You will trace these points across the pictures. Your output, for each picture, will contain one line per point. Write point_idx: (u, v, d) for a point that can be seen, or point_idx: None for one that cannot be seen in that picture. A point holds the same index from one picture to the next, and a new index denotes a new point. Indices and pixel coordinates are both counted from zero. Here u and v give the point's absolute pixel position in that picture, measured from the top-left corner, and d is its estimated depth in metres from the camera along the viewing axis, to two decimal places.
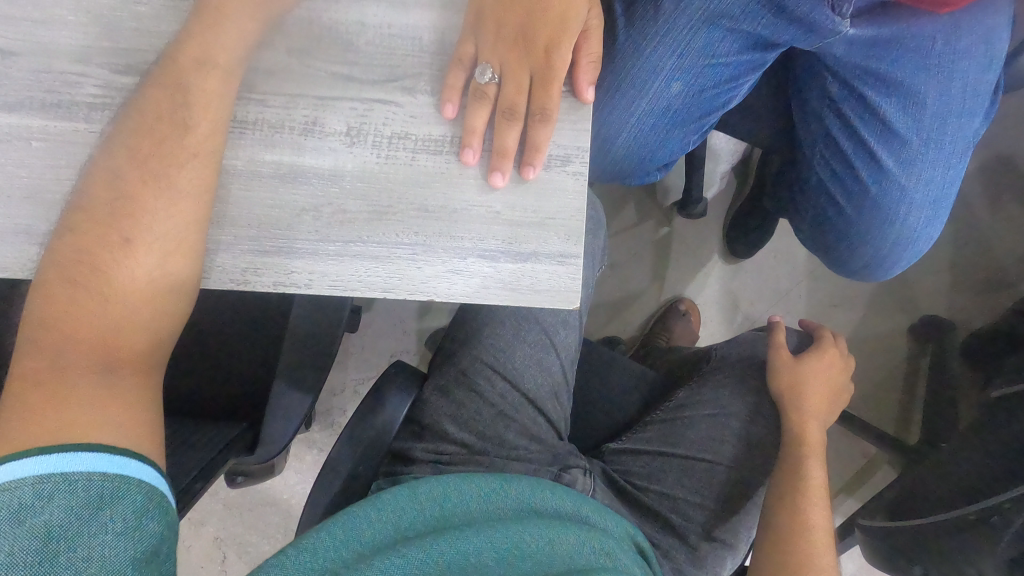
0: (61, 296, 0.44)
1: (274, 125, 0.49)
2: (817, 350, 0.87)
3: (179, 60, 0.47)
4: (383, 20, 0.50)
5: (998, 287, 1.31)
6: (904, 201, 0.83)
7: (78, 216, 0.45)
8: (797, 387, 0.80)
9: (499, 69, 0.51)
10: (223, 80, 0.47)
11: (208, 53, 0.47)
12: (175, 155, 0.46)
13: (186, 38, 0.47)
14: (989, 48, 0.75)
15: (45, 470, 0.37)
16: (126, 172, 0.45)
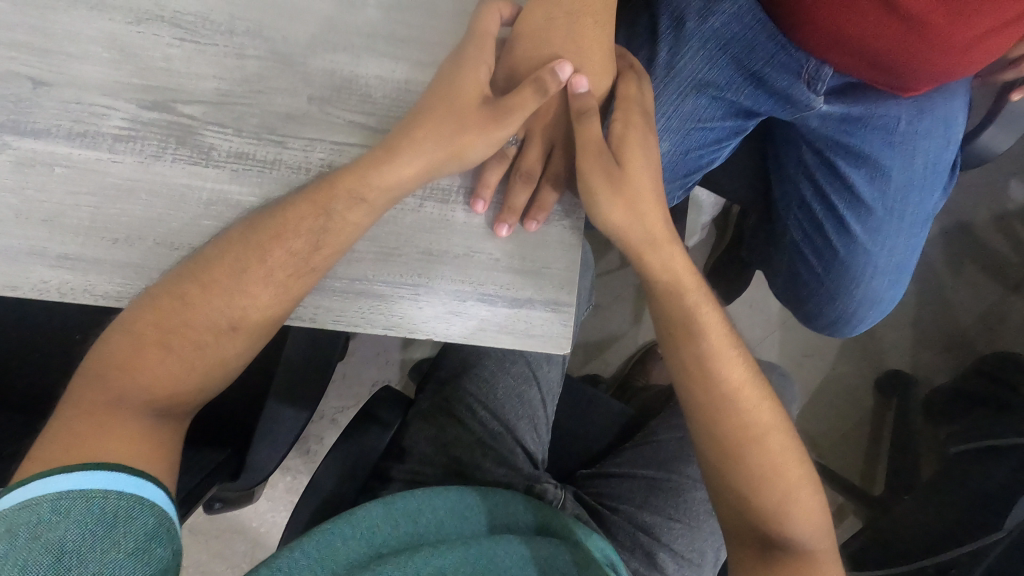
0: (148, 344, 0.49)
1: (292, 167, 0.51)
2: (590, 117, 0.53)
3: (335, 186, 0.50)
4: (400, 75, 0.53)
5: (958, 347, 1.38)
6: (870, 264, 0.89)
7: (187, 281, 0.49)
8: (615, 172, 0.54)
9: (523, 135, 0.56)
10: (368, 214, 0.50)
11: (362, 188, 0.49)
12: (290, 257, 0.50)
13: (353, 168, 0.50)
14: (948, 129, 0.81)
15: (65, 487, 0.41)
16: (237, 252, 0.49)
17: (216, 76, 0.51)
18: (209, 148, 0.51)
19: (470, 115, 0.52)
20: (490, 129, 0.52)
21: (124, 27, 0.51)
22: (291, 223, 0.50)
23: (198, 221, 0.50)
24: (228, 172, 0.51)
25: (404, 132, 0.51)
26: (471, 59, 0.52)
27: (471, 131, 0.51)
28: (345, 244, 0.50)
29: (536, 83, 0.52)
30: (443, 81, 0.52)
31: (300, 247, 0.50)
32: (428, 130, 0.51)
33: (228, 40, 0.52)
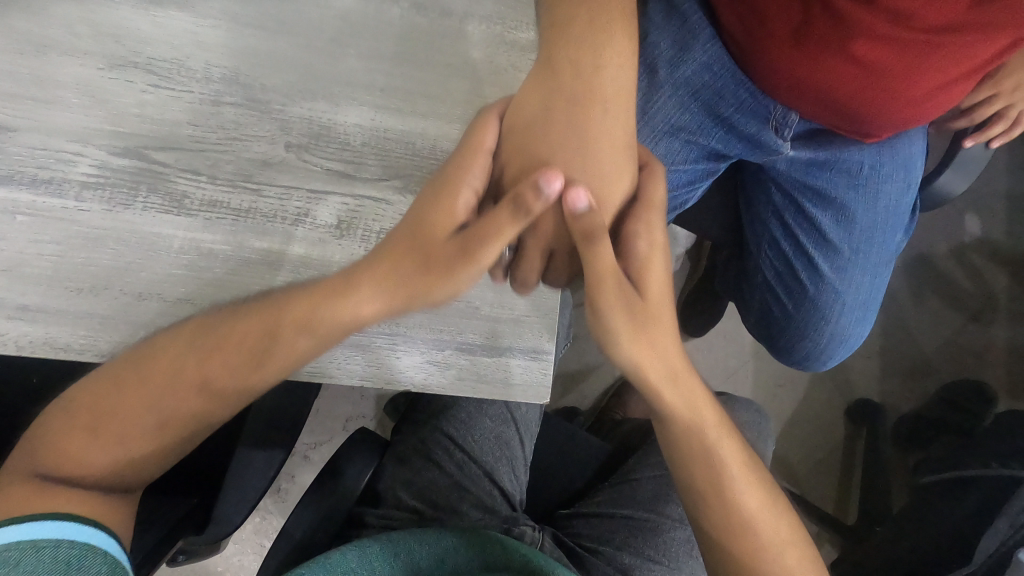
0: (81, 424, 0.47)
1: (267, 214, 0.51)
2: (602, 240, 0.44)
3: (287, 311, 0.45)
4: (380, 124, 0.53)
5: (923, 375, 1.42)
6: (838, 302, 0.91)
7: (124, 365, 0.46)
8: (637, 307, 0.47)
9: (517, 241, 0.47)
10: (314, 344, 0.46)
11: (313, 321, 0.45)
12: (224, 371, 0.46)
13: (307, 295, 0.45)
14: (909, 172, 0.85)
15: (14, 539, 0.41)
16: (175, 354, 0.46)
17: (190, 123, 0.50)
18: (181, 196, 0.50)
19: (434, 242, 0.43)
20: (456, 266, 0.43)
21: (97, 73, 0.50)
22: (235, 341, 0.46)
23: (169, 270, 0.49)
24: (201, 220, 0.50)
25: (363, 266, 0.45)
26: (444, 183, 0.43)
27: (435, 265, 0.43)
28: (287, 368, 0.47)
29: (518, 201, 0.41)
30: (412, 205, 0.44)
31: (237, 362, 0.46)
32: (385, 264, 0.44)
33: (204, 87, 0.51)
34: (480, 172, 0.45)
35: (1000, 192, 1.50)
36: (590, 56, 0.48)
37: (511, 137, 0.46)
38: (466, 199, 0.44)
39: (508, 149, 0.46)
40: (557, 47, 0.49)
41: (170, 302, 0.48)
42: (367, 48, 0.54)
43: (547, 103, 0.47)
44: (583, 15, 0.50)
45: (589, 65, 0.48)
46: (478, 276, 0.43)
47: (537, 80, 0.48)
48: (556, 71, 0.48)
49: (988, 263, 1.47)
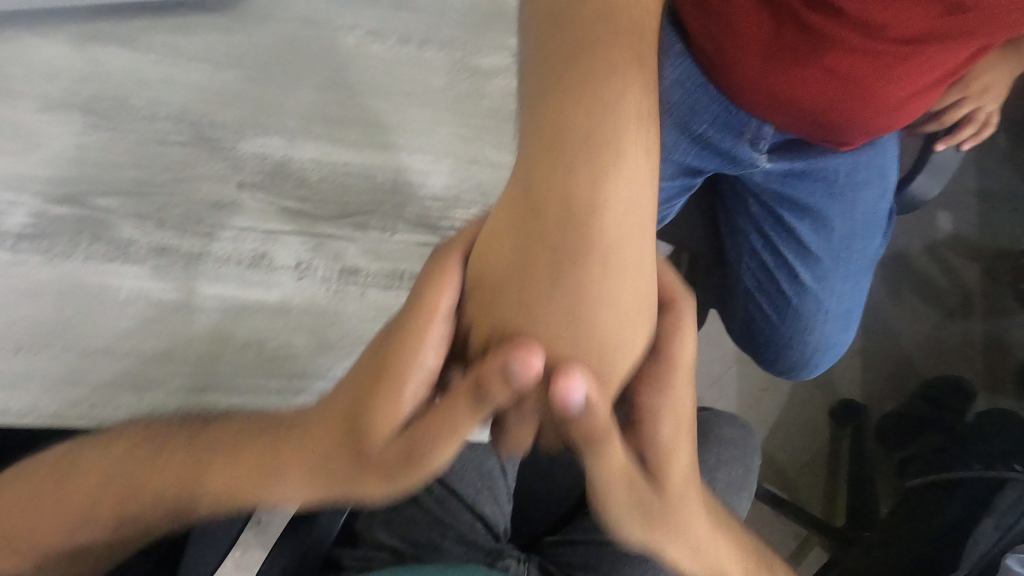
0: None
1: (220, 258, 0.48)
2: (586, 440, 0.37)
3: (213, 468, 0.40)
4: (338, 158, 0.51)
5: (904, 373, 1.43)
6: (821, 311, 0.91)
7: (38, 471, 0.43)
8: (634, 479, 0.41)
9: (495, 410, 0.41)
10: (239, 502, 0.41)
11: (237, 495, 0.40)
12: (138, 508, 0.41)
13: (235, 458, 0.40)
14: (886, 178, 0.84)
15: None
16: (89, 484, 0.42)
17: (134, 165, 0.48)
18: (126, 243, 0.47)
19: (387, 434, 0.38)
20: (402, 472, 0.37)
21: (32, 116, 0.47)
22: (153, 483, 0.41)
23: (116, 322, 0.46)
24: (148, 267, 0.47)
25: (298, 449, 0.39)
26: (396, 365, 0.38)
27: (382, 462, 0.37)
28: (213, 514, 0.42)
29: (473, 391, 0.35)
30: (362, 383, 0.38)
31: (156, 508, 0.41)
32: (326, 454, 0.38)
33: (148, 126, 0.48)
34: (435, 347, 0.38)
35: (970, 188, 1.52)
36: (586, 195, 0.37)
37: (476, 301, 0.38)
38: (418, 384, 0.38)
39: (473, 314, 0.38)
40: (540, 181, 0.38)
41: (118, 357, 0.45)
42: (322, 79, 0.52)
43: (526, 261, 0.37)
44: (575, 132, 0.39)
45: (584, 209, 0.37)
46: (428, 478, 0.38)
47: (512, 223, 0.38)
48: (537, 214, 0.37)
49: (962, 259, 1.48)
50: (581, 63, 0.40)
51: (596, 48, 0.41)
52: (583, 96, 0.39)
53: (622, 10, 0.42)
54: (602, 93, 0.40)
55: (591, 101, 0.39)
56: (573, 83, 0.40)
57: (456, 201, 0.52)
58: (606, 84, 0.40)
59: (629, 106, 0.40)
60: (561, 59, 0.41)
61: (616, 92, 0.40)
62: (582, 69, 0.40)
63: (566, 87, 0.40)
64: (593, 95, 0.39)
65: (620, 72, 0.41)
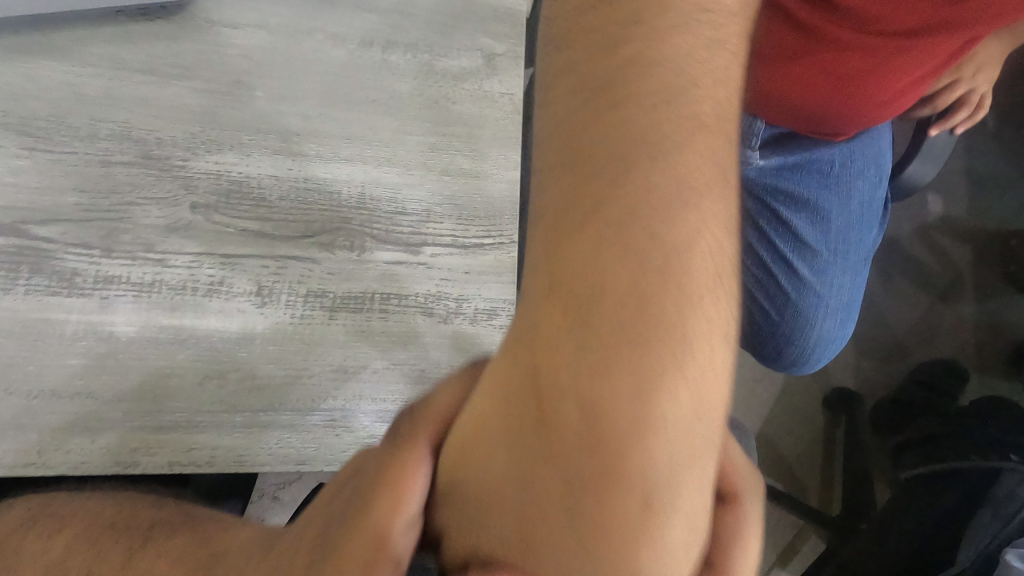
0: None
1: (175, 287, 0.45)
2: None
3: None
4: (299, 172, 0.47)
5: (897, 359, 1.42)
6: (822, 305, 0.86)
7: None
8: None
9: None
10: None
11: None
12: None
13: None
14: (879, 168, 0.84)
15: None
16: None
17: (75, 189, 0.44)
18: (71, 275, 0.43)
19: None
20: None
21: None
22: None
23: (63, 361, 0.42)
24: (96, 300, 0.43)
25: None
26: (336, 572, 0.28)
27: None
28: None
29: None
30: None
31: None
32: None
33: (90, 145, 0.44)
34: (409, 539, 0.29)
35: (959, 170, 1.50)
36: (621, 403, 0.25)
37: (456, 502, 0.29)
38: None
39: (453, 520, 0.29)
40: (556, 365, 0.26)
41: (67, 399, 0.42)
42: (279, 89, 0.48)
43: (526, 473, 0.27)
44: (615, 294, 0.26)
45: (617, 425, 0.25)
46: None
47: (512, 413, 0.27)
48: (547, 416, 0.26)
49: (953, 241, 1.47)
50: (628, 180, 0.27)
51: (655, 159, 0.27)
52: (632, 234, 0.26)
53: (700, 93, 0.29)
54: (661, 235, 0.26)
55: (642, 245, 0.26)
56: (614, 212, 0.27)
57: (427, 215, 0.49)
58: (668, 216, 0.27)
59: (701, 252, 0.27)
60: (597, 165, 0.27)
61: (685, 234, 0.27)
62: (629, 191, 0.27)
63: (605, 218, 0.27)
64: (645, 235, 0.26)
65: (690, 199, 0.27)
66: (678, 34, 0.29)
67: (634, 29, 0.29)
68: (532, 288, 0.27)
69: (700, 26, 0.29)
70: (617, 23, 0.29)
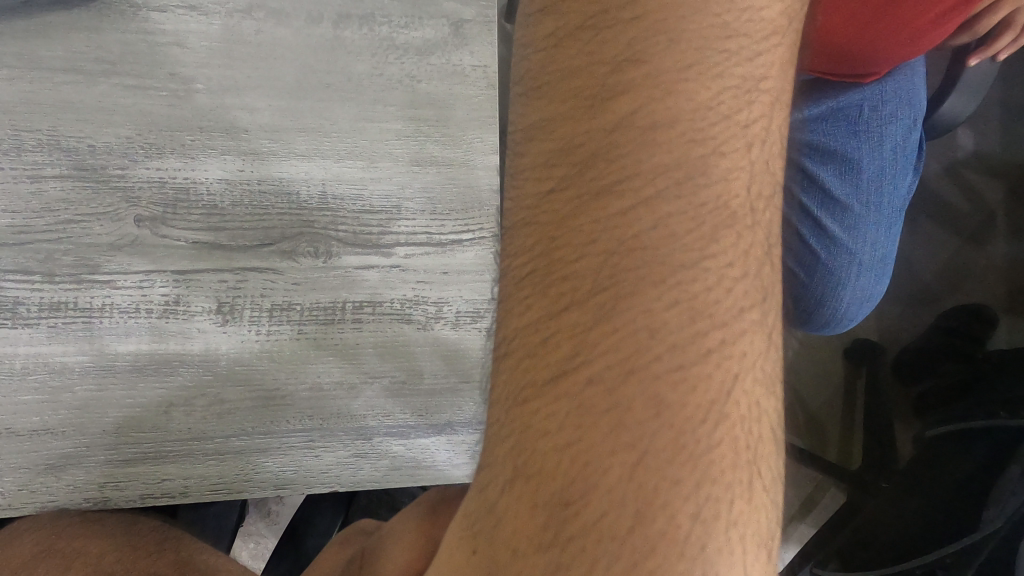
0: None
1: (127, 310, 0.41)
2: None
3: None
4: (250, 173, 0.43)
5: (922, 308, 1.36)
6: (854, 262, 0.80)
7: None
8: None
9: None
10: None
11: None
12: None
13: None
14: (913, 108, 0.76)
15: None
16: None
17: (5, 210, 0.40)
18: (13, 304, 0.40)
19: None
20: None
21: None
22: None
23: (14, 397, 0.40)
24: (44, 330, 0.40)
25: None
26: None
27: None
28: None
29: None
30: None
31: None
32: None
33: (16, 160, 0.40)
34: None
35: (995, 100, 1.39)
36: None
37: None
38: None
39: None
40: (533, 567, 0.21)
41: (25, 436, 0.40)
42: (219, 79, 0.43)
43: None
44: (609, 479, 0.20)
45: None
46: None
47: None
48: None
49: (985, 179, 1.37)
50: (620, 323, 0.22)
51: (659, 289, 0.22)
52: (626, 400, 0.21)
53: (724, 170, 0.23)
54: (668, 403, 0.21)
55: (641, 417, 0.21)
56: (602, 367, 0.21)
57: (397, 211, 0.45)
58: (681, 381, 0.21)
59: (724, 421, 0.21)
60: (581, 299, 0.22)
61: (703, 397, 0.21)
62: (623, 338, 0.21)
63: (591, 375, 0.21)
64: (646, 405, 0.21)
65: (708, 344, 0.22)
66: (694, 82, 0.23)
67: (631, 81, 0.24)
68: (501, 458, 0.23)
69: (725, 61, 0.24)
70: (608, 64, 0.24)
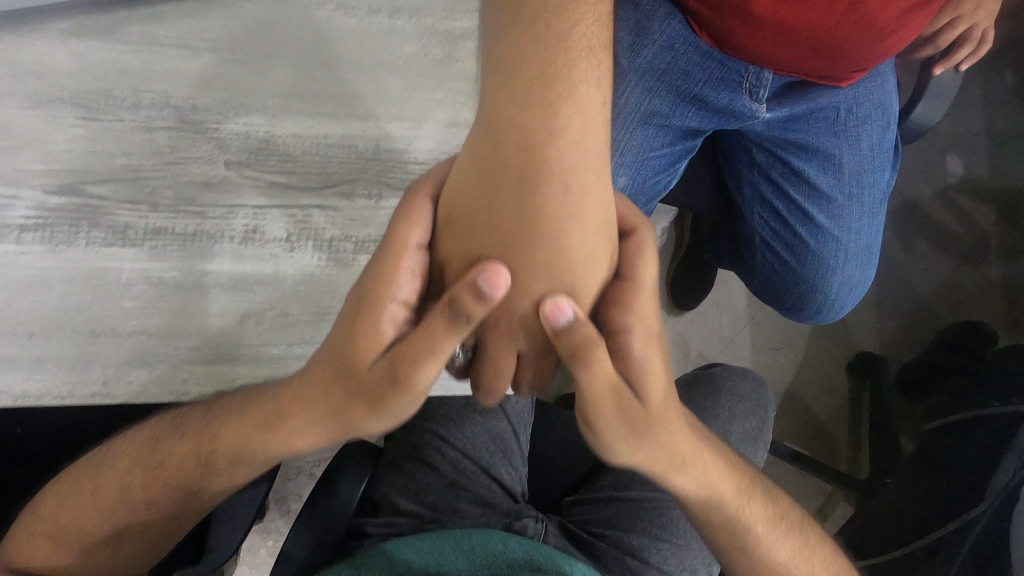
0: (47, 530, 0.52)
1: (214, 236, 0.49)
2: (592, 360, 0.39)
3: (222, 441, 0.47)
4: (318, 130, 0.52)
5: (920, 322, 1.41)
6: (842, 250, 0.88)
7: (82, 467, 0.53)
8: (631, 411, 0.43)
9: (474, 341, 0.45)
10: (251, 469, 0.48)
11: (246, 450, 0.46)
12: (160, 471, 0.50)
13: (234, 424, 0.46)
14: (885, 110, 0.84)
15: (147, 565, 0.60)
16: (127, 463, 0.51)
17: (123, 152, 0.49)
18: (123, 227, 0.48)
19: (363, 385, 0.40)
20: (387, 391, 0.39)
21: (23, 113, 0.48)
22: (173, 457, 0.49)
23: (119, 302, 0.48)
24: (146, 249, 0.49)
25: (296, 393, 0.43)
26: (370, 306, 0.41)
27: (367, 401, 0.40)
28: (234, 482, 0.49)
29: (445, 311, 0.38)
30: (337, 340, 0.41)
31: (183, 475, 0.49)
32: (315, 400, 0.42)
33: (135, 113, 0.50)
34: (409, 276, 0.42)
35: (980, 130, 1.48)
36: (541, 142, 0.41)
37: (450, 234, 0.43)
38: (394, 312, 0.41)
39: (446, 246, 0.43)
40: (497, 170, 0.41)
41: (125, 336, 0.47)
42: (297, 56, 0.53)
43: (482, 249, 0.42)
44: (529, 82, 0.43)
45: (545, 201, 0.41)
46: (419, 397, 0.40)
47: (477, 203, 0.42)
48: (493, 202, 0.41)
49: (975, 202, 1.45)
50: (529, 26, 0.45)
51: (544, 19, 0.45)
52: (534, 53, 0.44)
53: None
54: (552, 53, 0.44)
55: (541, 59, 0.44)
56: (522, 43, 0.44)
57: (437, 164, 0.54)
58: (557, 45, 0.44)
59: (575, 62, 0.44)
60: (515, 21, 0.45)
61: (567, 52, 0.44)
62: (531, 31, 0.45)
63: (518, 47, 0.44)
64: (543, 55, 0.44)
65: (566, 34, 0.45)
66: None
67: None
68: (489, 96, 0.44)
69: None
70: None
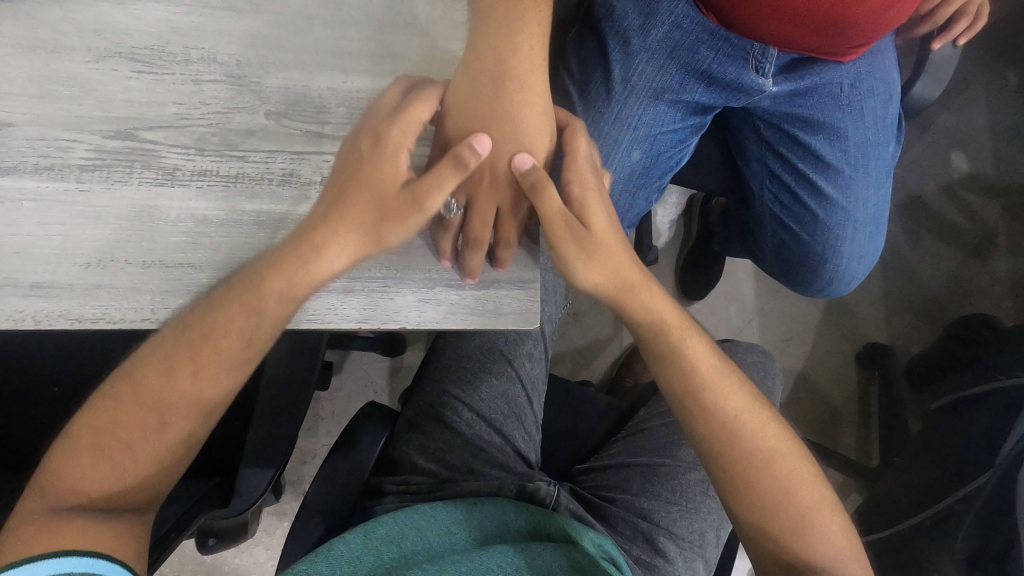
0: (85, 447, 0.50)
1: (255, 178, 0.54)
2: (548, 190, 0.54)
3: (264, 284, 0.50)
4: (350, 84, 0.57)
5: (927, 313, 1.43)
6: (849, 221, 0.91)
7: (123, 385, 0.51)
8: (585, 236, 0.56)
9: (466, 201, 0.56)
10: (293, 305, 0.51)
11: (292, 287, 0.51)
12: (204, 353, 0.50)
13: (275, 269, 0.51)
14: (888, 85, 0.86)
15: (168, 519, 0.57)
16: (163, 356, 0.50)
17: (174, 102, 0.54)
18: (173, 168, 0.53)
19: (394, 205, 0.53)
20: (411, 214, 0.53)
21: (85, 66, 0.53)
22: (215, 334, 0.51)
23: (167, 237, 0.52)
24: (193, 189, 0.53)
25: (330, 224, 0.52)
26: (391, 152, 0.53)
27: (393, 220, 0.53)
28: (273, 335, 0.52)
29: (453, 159, 0.51)
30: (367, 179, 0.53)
31: (231, 343, 0.51)
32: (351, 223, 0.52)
33: (184, 67, 0.55)
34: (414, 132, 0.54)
35: (983, 127, 1.51)
36: (506, 49, 0.57)
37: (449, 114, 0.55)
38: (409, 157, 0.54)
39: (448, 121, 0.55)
40: (477, 70, 0.56)
41: (171, 266, 0.51)
42: (330, 19, 0.58)
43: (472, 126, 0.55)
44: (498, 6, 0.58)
45: (511, 92, 0.56)
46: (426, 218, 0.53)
47: (463, 89, 0.56)
48: (480, 94, 0.56)
49: (980, 197, 1.48)
50: None
51: None
52: None
53: None
54: None
55: None
56: None
57: None
58: None
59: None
60: None
61: None
62: None
63: None
64: None
65: None
66: None
67: None
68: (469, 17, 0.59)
69: None
70: None
